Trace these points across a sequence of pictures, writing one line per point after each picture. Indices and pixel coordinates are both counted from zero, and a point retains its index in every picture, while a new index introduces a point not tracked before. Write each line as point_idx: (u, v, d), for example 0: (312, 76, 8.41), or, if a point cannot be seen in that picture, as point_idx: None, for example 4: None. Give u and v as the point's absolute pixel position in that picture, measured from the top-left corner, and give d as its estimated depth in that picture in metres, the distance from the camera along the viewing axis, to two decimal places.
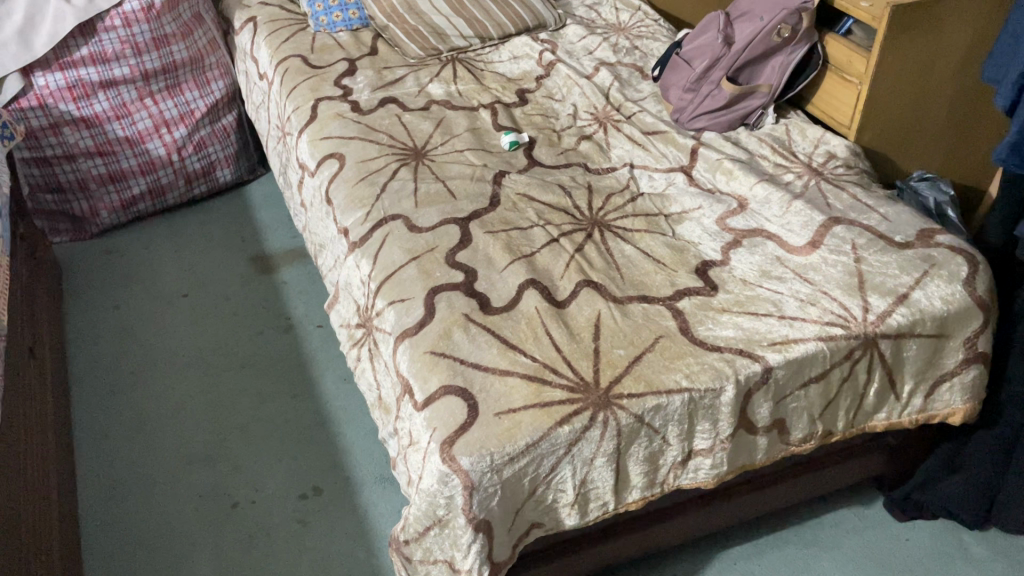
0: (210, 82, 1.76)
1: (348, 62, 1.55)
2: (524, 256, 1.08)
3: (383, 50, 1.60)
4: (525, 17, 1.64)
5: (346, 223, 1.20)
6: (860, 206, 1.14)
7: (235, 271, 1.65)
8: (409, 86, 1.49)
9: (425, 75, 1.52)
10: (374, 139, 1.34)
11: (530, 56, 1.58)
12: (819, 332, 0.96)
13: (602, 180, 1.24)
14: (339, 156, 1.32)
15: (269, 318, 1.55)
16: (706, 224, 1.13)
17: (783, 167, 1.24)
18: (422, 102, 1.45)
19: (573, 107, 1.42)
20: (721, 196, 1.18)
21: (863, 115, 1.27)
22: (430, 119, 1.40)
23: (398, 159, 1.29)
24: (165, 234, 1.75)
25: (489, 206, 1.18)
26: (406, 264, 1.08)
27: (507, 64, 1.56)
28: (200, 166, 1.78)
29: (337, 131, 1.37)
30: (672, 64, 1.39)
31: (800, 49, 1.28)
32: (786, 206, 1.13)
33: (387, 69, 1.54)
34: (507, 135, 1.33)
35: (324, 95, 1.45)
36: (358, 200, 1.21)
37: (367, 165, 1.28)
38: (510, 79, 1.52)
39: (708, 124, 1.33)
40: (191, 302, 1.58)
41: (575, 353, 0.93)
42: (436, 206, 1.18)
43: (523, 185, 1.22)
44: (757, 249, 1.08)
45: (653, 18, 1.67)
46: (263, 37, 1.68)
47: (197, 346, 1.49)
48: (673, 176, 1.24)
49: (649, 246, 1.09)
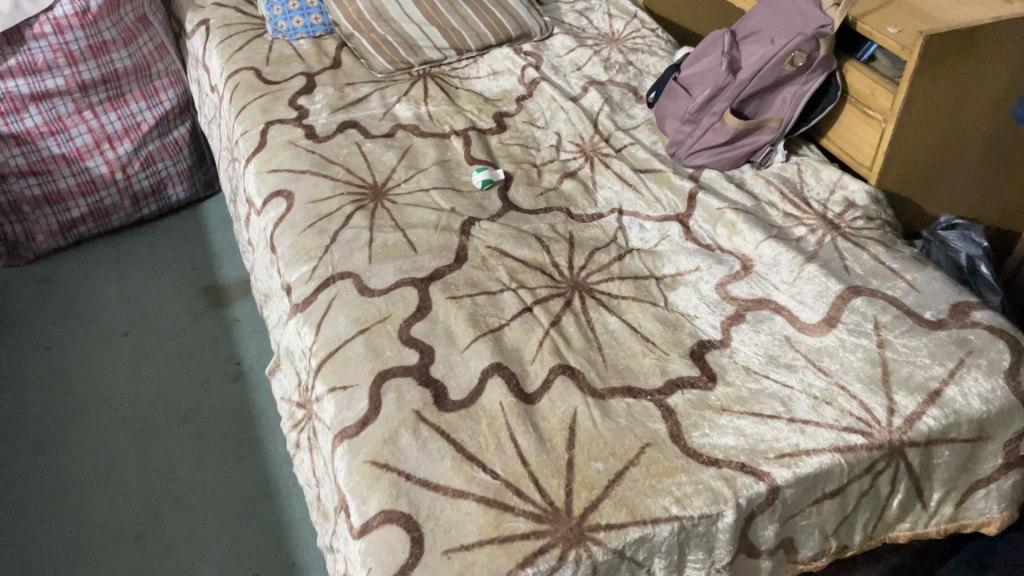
0: (158, 91, 1.58)
1: (305, 77, 1.38)
2: (491, 330, 0.92)
3: (347, 62, 1.43)
4: (507, 26, 1.47)
5: (290, 279, 1.04)
6: (883, 272, 0.98)
7: (184, 305, 1.50)
8: (373, 107, 1.33)
9: (392, 94, 1.36)
10: (328, 175, 1.18)
11: (512, 72, 1.41)
12: (835, 440, 0.80)
13: (586, 233, 1.08)
14: (288, 195, 1.16)
15: (218, 362, 1.39)
16: (704, 291, 0.97)
17: (794, 218, 1.08)
18: (386, 126, 1.29)
19: (556, 136, 1.26)
20: (723, 255, 1.02)
21: (888, 157, 1.10)
22: (394, 149, 1.23)
23: (353, 200, 1.13)
24: (109, 259, 1.59)
25: (454, 263, 1.02)
26: (351, 338, 0.92)
27: (486, 81, 1.39)
28: (149, 184, 1.62)
29: (287, 163, 1.20)
30: (669, 91, 1.22)
31: (815, 79, 1.11)
32: (797, 271, 0.98)
33: (351, 86, 1.37)
34: (480, 171, 1.16)
35: (276, 117, 1.29)
36: (304, 252, 1.05)
37: (318, 208, 1.12)
38: (488, 100, 1.35)
39: (709, 161, 1.17)
40: (132, 342, 1.43)
41: (544, 467, 0.77)
42: (393, 262, 1.02)
43: (495, 237, 1.06)
44: (762, 326, 0.92)
45: (649, 29, 1.50)
46: (215, 43, 1.51)
47: (136, 396, 1.34)
48: (667, 228, 1.08)
49: (637, 319, 0.94)
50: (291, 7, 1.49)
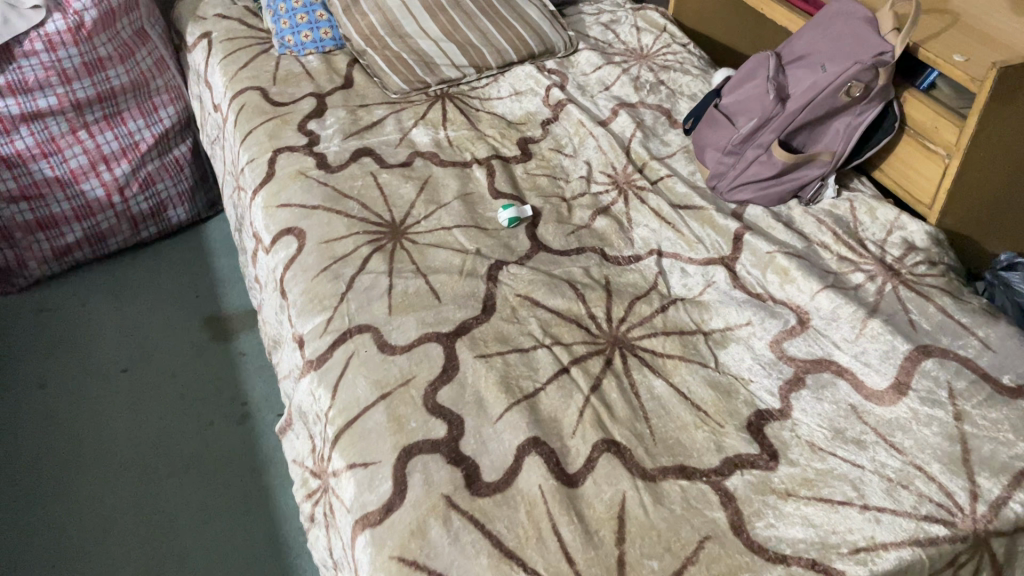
0: (157, 109, 1.50)
1: (315, 98, 1.29)
2: (525, 396, 0.84)
3: (359, 81, 1.34)
4: (529, 42, 1.38)
5: (303, 330, 0.96)
6: (952, 328, 0.90)
7: (185, 338, 1.41)
8: (389, 132, 1.24)
9: (408, 117, 1.27)
10: (341, 211, 1.09)
11: (535, 92, 1.32)
12: (915, 532, 0.72)
13: (623, 279, 0.99)
14: (299, 232, 1.07)
15: (222, 402, 1.31)
16: (757, 349, 0.89)
17: (850, 263, 0.99)
18: (403, 154, 1.20)
19: (586, 165, 1.17)
20: (775, 307, 0.94)
21: (950, 196, 1.01)
22: (412, 181, 1.15)
23: (370, 240, 1.04)
24: (106, 285, 1.50)
25: (482, 314, 0.94)
26: (372, 404, 0.84)
27: (508, 102, 1.31)
28: (148, 206, 1.53)
29: (297, 197, 1.12)
30: (709, 119, 1.13)
31: (872, 110, 1.03)
32: (859, 328, 0.89)
33: (364, 109, 1.28)
34: (506, 208, 1.08)
35: (285, 144, 1.20)
36: (318, 300, 0.97)
37: (332, 249, 1.03)
38: (510, 123, 1.27)
39: (752, 197, 1.09)
40: (132, 379, 1.34)
41: (592, 567, 0.69)
42: (415, 314, 0.94)
43: (525, 283, 0.98)
44: (825, 393, 0.84)
45: (679, 45, 1.41)
46: (218, 59, 1.42)
47: (135, 440, 1.25)
48: (712, 273, 0.99)
49: (686, 383, 0.85)
50: (297, 20, 1.41)
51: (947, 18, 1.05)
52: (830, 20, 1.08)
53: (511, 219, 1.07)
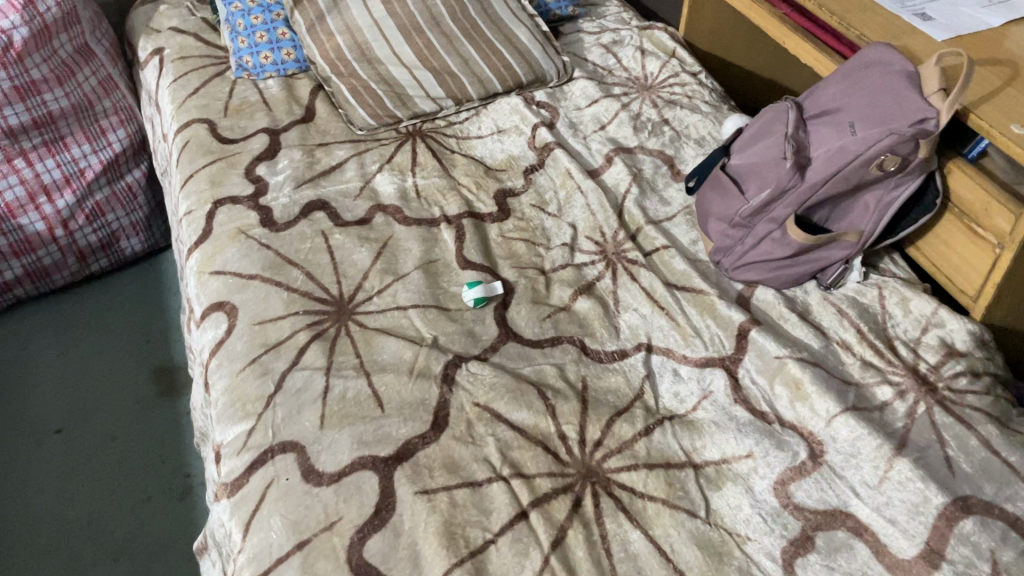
0: (106, 132, 1.35)
1: (269, 134, 1.14)
2: (471, 552, 0.69)
3: (322, 114, 1.18)
4: (516, 70, 1.21)
5: (222, 440, 0.81)
6: (998, 471, 0.73)
7: (129, 393, 1.28)
8: (349, 178, 1.08)
9: (373, 160, 1.11)
10: (281, 282, 0.94)
11: (520, 131, 1.16)
12: None
13: (603, 383, 0.84)
14: (231, 308, 0.92)
15: (163, 474, 1.18)
16: (758, 493, 0.73)
17: (875, 371, 0.83)
18: (362, 207, 1.04)
19: (570, 228, 1.01)
20: (783, 433, 0.78)
21: (998, 292, 0.85)
22: (368, 243, 0.99)
23: (310, 322, 0.89)
24: (49, 326, 1.37)
25: (430, 432, 0.78)
26: (286, 557, 0.69)
27: (488, 143, 1.15)
28: (97, 239, 1.39)
29: (233, 263, 0.97)
30: (716, 181, 0.96)
31: (908, 186, 0.86)
32: (883, 470, 0.73)
33: (322, 148, 1.12)
34: (473, 285, 0.92)
35: (227, 194, 1.05)
36: (240, 404, 0.82)
37: (265, 334, 0.88)
38: (488, 170, 1.10)
39: (763, 278, 0.93)
40: (66, 444, 1.21)
41: None
42: (350, 428, 0.79)
43: (486, 389, 0.82)
44: (837, 561, 0.68)
45: (689, 74, 1.24)
46: (167, 80, 1.26)
47: (62, 518, 1.12)
48: (710, 378, 0.83)
49: (669, 539, 0.70)
50: (257, 38, 1.24)
51: (1005, 70, 0.87)
52: (863, 70, 0.91)
53: (477, 299, 0.91)
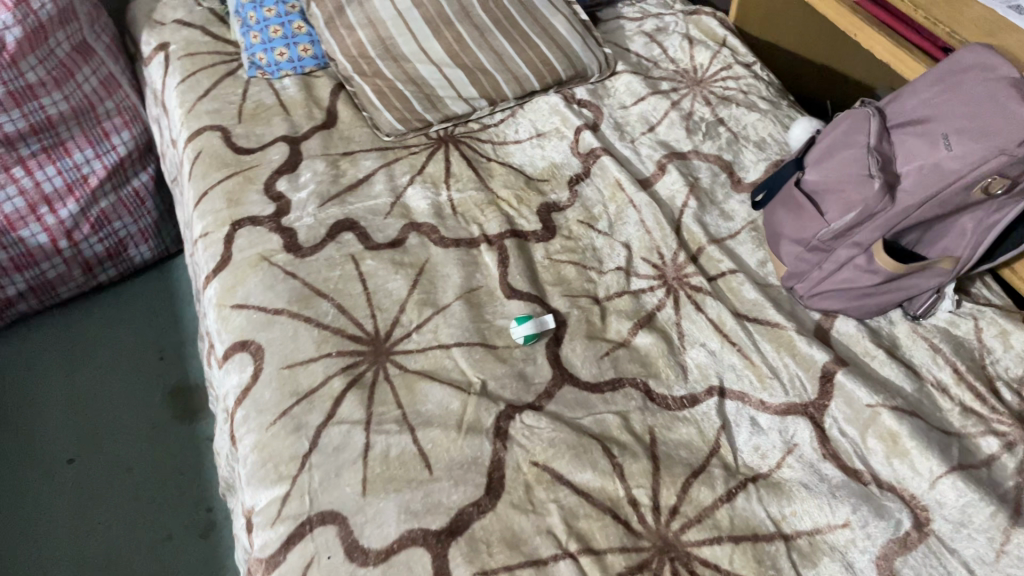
0: (109, 135, 1.25)
1: (288, 143, 1.04)
2: None
3: (345, 118, 1.08)
4: (555, 66, 1.11)
5: (254, 507, 0.73)
6: None
7: (144, 417, 1.20)
8: (377, 192, 0.99)
9: (403, 171, 1.01)
10: (310, 317, 0.85)
11: (562, 135, 1.06)
12: None
13: (675, 435, 0.76)
14: (256, 348, 0.84)
15: (186, 508, 1.10)
16: (859, 571, 0.65)
17: (978, 419, 0.75)
18: (394, 227, 0.95)
19: (624, 249, 0.92)
20: (881, 497, 0.70)
21: None
22: (404, 270, 0.90)
23: (345, 365, 0.81)
24: (56, 344, 1.28)
25: (485, 498, 0.70)
26: None
27: (528, 149, 1.05)
28: (103, 248, 1.30)
29: (256, 295, 0.88)
30: (789, 198, 0.87)
31: (1013, 208, 0.76)
32: (999, 543, 0.66)
33: (347, 158, 1.03)
34: (521, 321, 0.83)
35: (245, 214, 0.96)
36: (272, 465, 0.74)
37: (296, 381, 0.80)
38: (529, 180, 1.01)
39: (843, 306, 0.84)
40: (79, 476, 1.13)
41: None
42: (396, 495, 0.71)
43: (545, 446, 0.74)
44: None
45: (743, 66, 1.14)
46: (174, 79, 1.16)
47: (77, 561, 1.05)
48: (793, 428, 0.75)
49: None
50: (270, 33, 1.14)
51: None
52: (958, 74, 0.81)
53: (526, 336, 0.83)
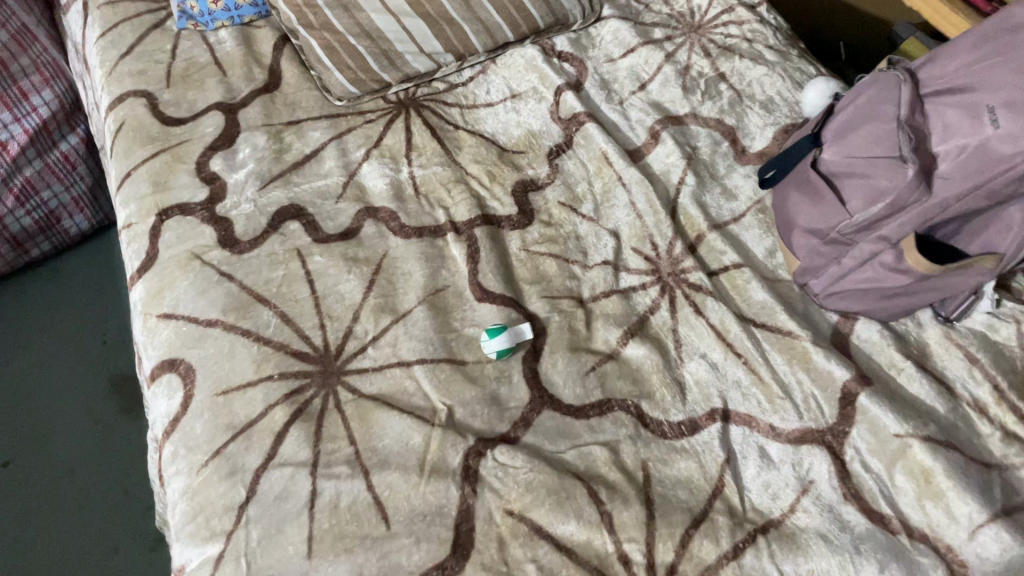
0: (28, 95, 1.10)
1: (224, 111, 0.90)
2: None
3: (290, 79, 0.94)
4: (531, 13, 0.95)
5: (183, 567, 0.63)
6: None
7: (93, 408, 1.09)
8: (327, 170, 0.86)
9: (357, 144, 0.88)
10: (248, 330, 0.74)
11: (540, 96, 0.93)
12: None
13: (671, 471, 0.65)
14: (186, 368, 0.72)
15: (132, 518, 1.00)
16: None
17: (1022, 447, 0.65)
18: (347, 214, 0.83)
19: (612, 237, 0.80)
20: (913, 550, 0.60)
21: None
22: (358, 268, 0.78)
23: (288, 391, 0.70)
24: None
25: (451, 559, 0.60)
26: None
27: (501, 115, 0.92)
28: (33, 221, 1.17)
29: (187, 301, 0.76)
30: (805, 180, 0.74)
31: None
32: None
33: (293, 129, 0.89)
34: (495, 332, 0.71)
35: (174, 200, 0.83)
36: (204, 518, 0.64)
37: (231, 411, 0.69)
38: (503, 152, 0.88)
39: (866, 308, 0.73)
40: (15, 481, 1.03)
41: None
42: (347, 557, 0.61)
43: (521, 491, 0.63)
44: None
45: (746, 8, 0.99)
46: (93, 32, 1.00)
47: None
48: (809, 461, 0.65)
49: None
50: None
51: None
52: (1008, 35, 0.67)
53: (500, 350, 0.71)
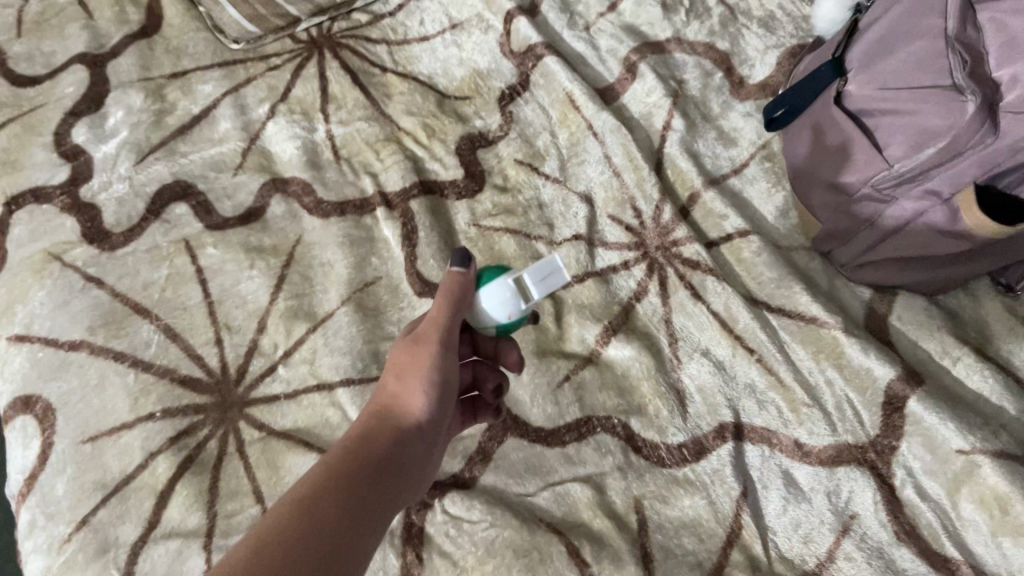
0: None
1: (89, 64, 0.71)
2: None
3: (174, 18, 0.75)
4: None
5: None
6: None
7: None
8: (224, 133, 0.68)
9: (259, 97, 0.70)
10: (121, 352, 0.57)
11: (486, 25, 0.74)
12: None
13: (672, 513, 0.51)
14: (46, 407, 0.56)
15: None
16: None
17: None
18: (250, 187, 0.65)
19: (584, 203, 0.63)
20: None
21: None
22: (266, 261, 0.62)
23: (174, 433, 0.54)
24: None
25: None
26: None
27: (439, 55, 0.73)
28: None
29: (44, 318, 0.59)
30: (826, 118, 0.58)
31: None
32: None
33: (178, 83, 0.71)
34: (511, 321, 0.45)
35: (28, 184, 0.65)
36: None
37: (102, 465, 0.53)
38: (443, 100, 0.70)
39: (904, 279, 0.57)
40: None
41: None
42: None
43: (481, 556, 0.49)
44: None
45: None
46: None
47: None
48: (849, 490, 0.51)
49: None
50: None
51: None
52: None
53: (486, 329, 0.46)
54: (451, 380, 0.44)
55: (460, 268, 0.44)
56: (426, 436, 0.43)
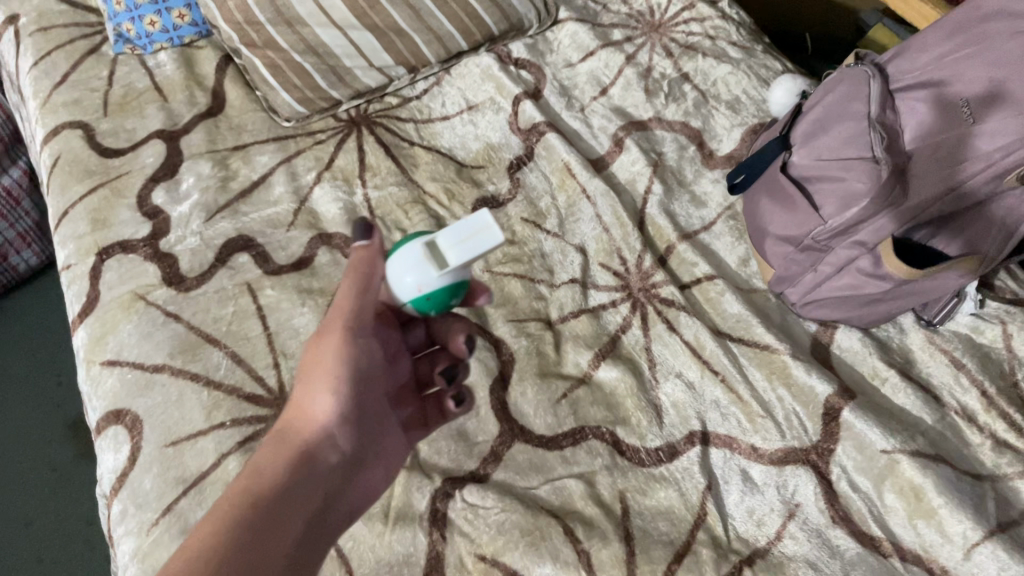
0: None
1: (165, 138, 0.85)
2: None
3: (236, 101, 0.89)
4: (485, 21, 0.89)
5: None
6: None
7: (26, 470, 0.99)
8: (278, 196, 0.81)
9: (307, 166, 0.84)
10: (196, 373, 0.69)
11: (497, 106, 0.88)
12: None
13: (651, 503, 0.62)
14: (134, 418, 0.67)
15: (84, 556, 0.93)
16: None
17: (1013, 455, 0.62)
18: (301, 240, 0.79)
19: (579, 254, 0.76)
20: (906, 575, 0.58)
21: None
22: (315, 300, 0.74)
23: (242, 438, 0.66)
24: None
25: None
26: None
27: (457, 130, 0.87)
28: None
29: (132, 346, 0.71)
30: (775, 185, 0.71)
31: None
32: None
33: (239, 154, 0.85)
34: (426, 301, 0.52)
35: (115, 237, 0.78)
36: None
37: (182, 464, 0.65)
38: (461, 168, 0.84)
39: (843, 314, 0.69)
40: None
41: None
42: None
43: (493, 534, 0.59)
44: None
45: (708, 3, 0.93)
46: (27, 57, 0.93)
47: None
48: (794, 484, 0.62)
49: None
50: (146, 25, 0.90)
51: None
52: (981, 23, 0.65)
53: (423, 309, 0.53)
54: (359, 363, 0.52)
55: (364, 240, 0.53)
56: (335, 433, 0.52)
